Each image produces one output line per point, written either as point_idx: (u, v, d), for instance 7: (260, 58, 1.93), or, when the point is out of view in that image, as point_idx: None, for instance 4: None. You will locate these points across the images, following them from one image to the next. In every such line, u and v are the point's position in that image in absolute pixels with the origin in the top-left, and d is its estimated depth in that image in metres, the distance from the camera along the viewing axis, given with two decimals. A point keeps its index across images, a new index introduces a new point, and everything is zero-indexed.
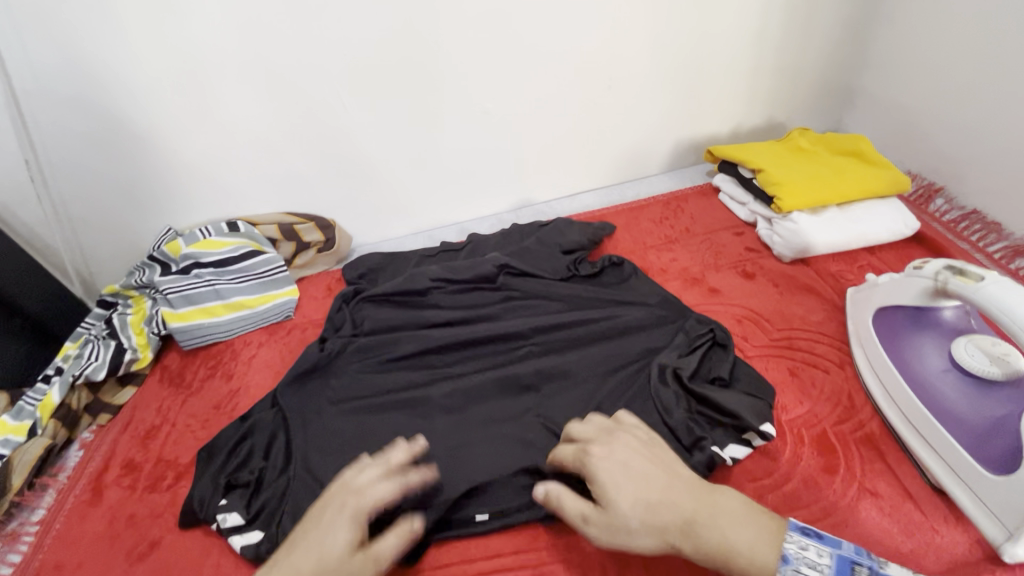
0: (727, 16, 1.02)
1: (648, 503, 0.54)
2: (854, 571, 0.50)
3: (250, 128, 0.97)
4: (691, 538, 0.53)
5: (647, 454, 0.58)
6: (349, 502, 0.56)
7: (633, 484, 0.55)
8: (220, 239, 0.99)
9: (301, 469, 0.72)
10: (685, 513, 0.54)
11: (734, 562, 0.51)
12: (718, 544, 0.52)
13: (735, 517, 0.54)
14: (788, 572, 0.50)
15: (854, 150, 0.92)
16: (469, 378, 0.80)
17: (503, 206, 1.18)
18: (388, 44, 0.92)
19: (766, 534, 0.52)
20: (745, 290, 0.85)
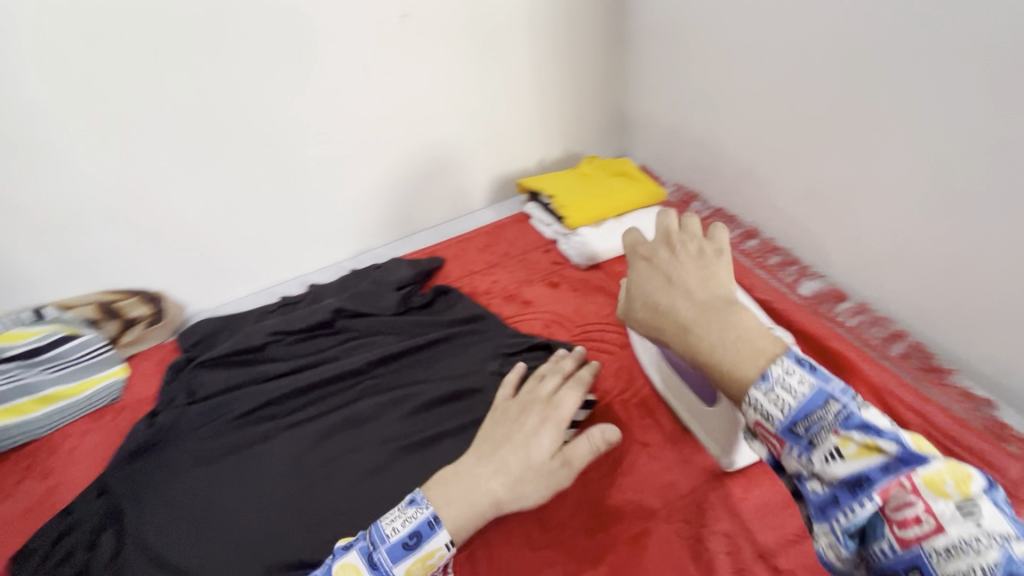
0: (509, 71, 1.19)
1: (654, 297, 0.52)
2: (828, 399, 0.41)
3: (38, 210, 0.93)
4: (684, 339, 0.48)
5: (698, 266, 0.53)
6: (547, 413, 0.69)
7: (652, 290, 0.53)
8: (25, 329, 0.93)
9: (136, 545, 0.71)
10: (694, 313, 0.48)
11: (722, 375, 0.45)
12: (709, 347, 0.46)
13: (750, 343, 0.44)
14: (757, 391, 0.42)
15: (624, 171, 1.13)
16: (311, 420, 0.84)
17: (343, 254, 1.23)
18: (182, 117, 0.95)
19: (752, 355, 0.44)
20: (552, 298, 0.99)
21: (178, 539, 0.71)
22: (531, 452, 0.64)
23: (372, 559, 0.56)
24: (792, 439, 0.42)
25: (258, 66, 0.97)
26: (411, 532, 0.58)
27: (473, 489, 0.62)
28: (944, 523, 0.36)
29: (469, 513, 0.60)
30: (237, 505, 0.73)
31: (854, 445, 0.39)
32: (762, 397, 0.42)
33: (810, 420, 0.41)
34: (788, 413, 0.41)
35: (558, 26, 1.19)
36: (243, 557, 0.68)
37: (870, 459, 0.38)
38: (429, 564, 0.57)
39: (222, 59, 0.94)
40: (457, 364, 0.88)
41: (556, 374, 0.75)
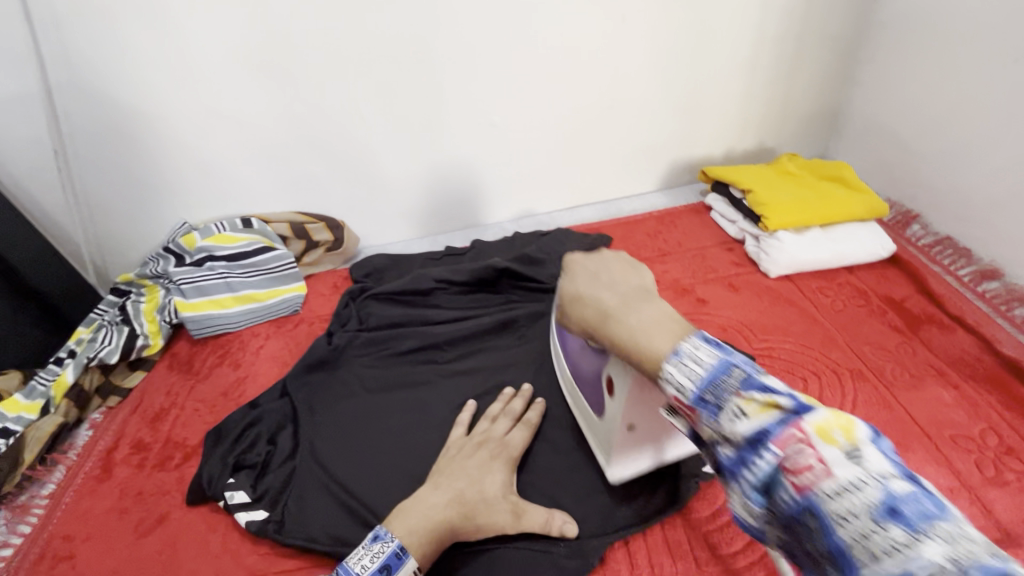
0: (722, 48, 1.10)
1: (578, 293, 0.58)
2: (734, 368, 0.41)
3: (264, 127, 1.01)
4: (603, 327, 0.53)
5: (625, 274, 0.56)
6: (499, 452, 0.68)
7: (579, 284, 0.58)
8: (234, 234, 1.04)
9: (311, 453, 0.76)
10: (612, 303, 0.53)
11: (640, 350, 0.47)
12: (629, 331, 0.49)
13: (665, 322, 0.48)
14: (671, 361, 0.43)
15: (837, 176, 0.99)
16: (469, 374, 0.85)
17: (506, 215, 1.23)
18: (401, 58, 0.98)
19: (676, 334, 0.46)
20: (731, 301, 0.90)
21: (345, 457, 0.75)
22: (486, 487, 0.64)
23: None
24: (703, 405, 0.41)
25: (482, 14, 0.96)
26: (380, 567, 0.55)
27: (470, 504, 0.62)
28: (832, 467, 0.35)
29: (427, 537, 0.59)
30: (398, 439, 0.77)
31: (757, 401, 0.38)
32: (676, 367, 0.43)
33: (726, 377, 0.41)
34: (698, 384, 0.42)
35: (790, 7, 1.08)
36: (405, 492, 0.71)
37: (769, 415, 0.37)
38: None
39: (452, 3, 0.94)
40: None
41: (512, 410, 0.74)
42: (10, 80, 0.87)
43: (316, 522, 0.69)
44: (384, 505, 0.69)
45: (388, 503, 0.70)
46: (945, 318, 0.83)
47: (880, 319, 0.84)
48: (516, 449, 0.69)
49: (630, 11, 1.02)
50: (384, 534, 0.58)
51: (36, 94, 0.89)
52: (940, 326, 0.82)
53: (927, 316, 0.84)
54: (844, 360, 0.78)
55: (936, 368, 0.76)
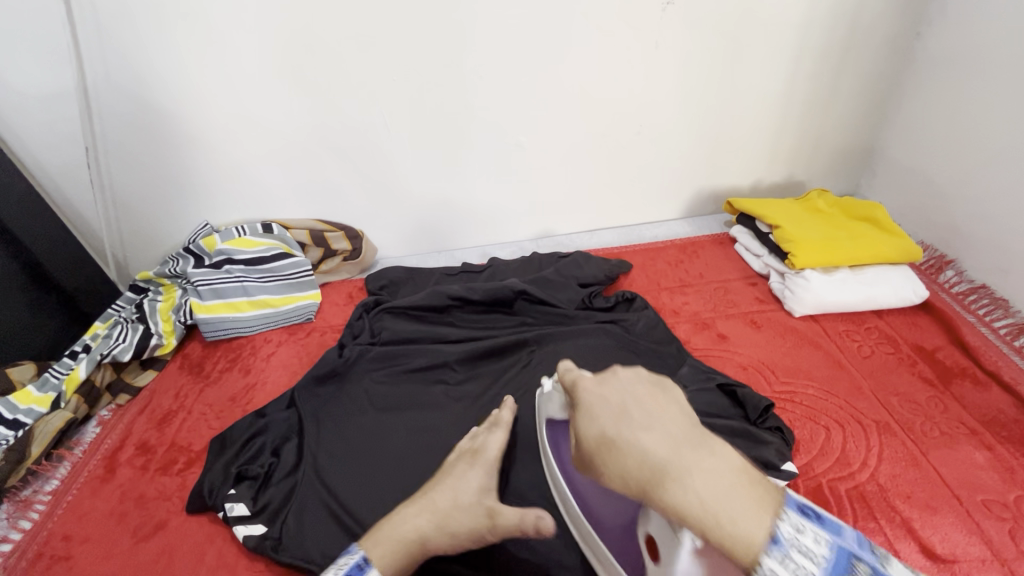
0: (756, 80, 1.09)
1: (619, 449, 0.50)
2: (852, 559, 0.42)
3: (292, 135, 1.01)
4: (671, 499, 0.45)
5: (651, 401, 0.52)
6: (476, 463, 0.66)
7: (603, 423, 0.53)
8: (254, 239, 1.04)
9: (313, 469, 0.75)
10: (662, 454, 0.47)
11: (721, 533, 0.43)
12: (695, 506, 0.44)
13: (732, 498, 0.44)
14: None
15: (869, 217, 0.97)
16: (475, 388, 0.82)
17: (526, 234, 1.23)
18: (432, 75, 0.98)
19: (754, 520, 0.43)
20: (752, 339, 0.87)
21: (348, 476, 0.74)
22: (460, 494, 0.61)
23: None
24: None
25: (516, 34, 0.96)
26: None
27: (446, 511, 0.59)
28: None
29: (398, 549, 0.55)
30: (401, 460, 0.75)
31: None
32: (795, 567, 0.41)
33: (837, 565, 0.42)
34: (818, 574, 0.41)
35: (831, 41, 1.06)
36: None
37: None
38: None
39: (486, 23, 0.93)
40: None
41: (497, 419, 0.72)
42: (50, 77, 0.88)
43: (313, 541, 0.68)
44: None
45: None
46: (979, 373, 0.79)
47: (910, 370, 0.81)
48: (494, 455, 0.68)
49: (666, 37, 1.00)
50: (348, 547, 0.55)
51: (73, 93, 0.91)
52: (974, 381, 0.78)
53: (960, 368, 0.81)
54: (870, 410, 0.75)
55: (968, 426, 0.73)
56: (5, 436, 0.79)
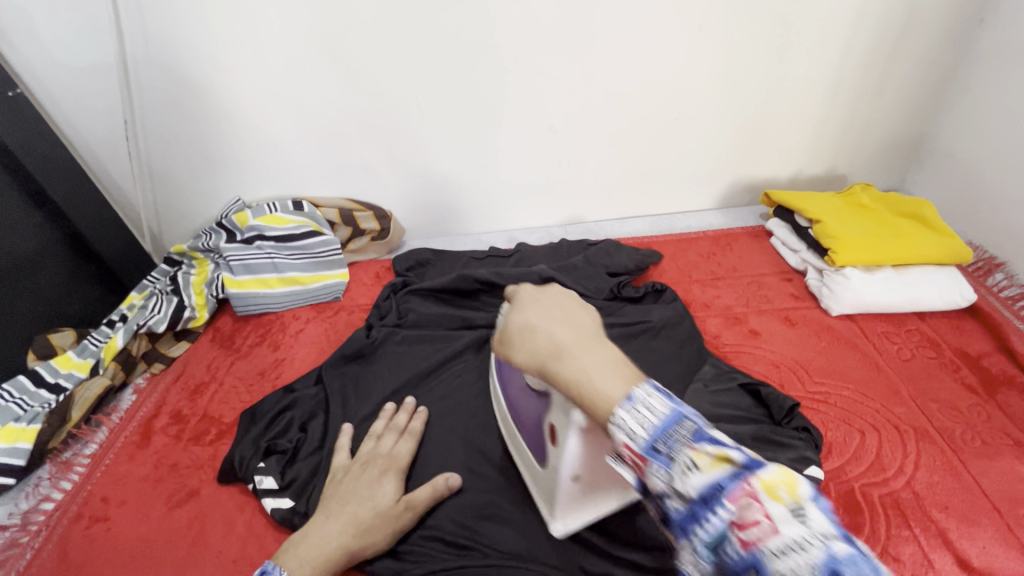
0: (803, 67, 1.04)
1: (529, 330, 0.51)
2: (684, 417, 0.39)
3: (325, 112, 1.01)
4: (553, 365, 0.47)
5: (568, 309, 0.53)
6: (387, 466, 0.67)
7: (531, 316, 0.52)
8: (286, 217, 1.04)
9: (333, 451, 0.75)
10: (566, 338, 0.48)
11: (586, 393, 0.44)
12: (575, 373, 0.45)
13: (606, 359, 0.45)
14: (621, 409, 0.40)
15: (916, 214, 0.93)
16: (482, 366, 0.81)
17: (554, 220, 1.21)
18: (467, 55, 0.96)
19: (622, 381, 0.43)
20: (786, 336, 0.85)
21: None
22: (379, 501, 0.64)
23: None
24: (652, 457, 0.38)
25: (556, 13, 0.93)
26: None
27: (368, 523, 0.62)
28: (779, 524, 0.32)
29: (319, 567, 0.58)
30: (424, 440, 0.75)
31: (709, 456, 0.36)
32: (626, 415, 0.40)
33: (674, 431, 0.38)
34: (650, 432, 0.39)
35: (885, 27, 1.01)
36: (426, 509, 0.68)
37: (719, 471, 0.35)
38: None
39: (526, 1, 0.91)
40: (662, 372, 0.78)
41: (395, 426, 0.73)
42: (92, 49, 0.89)
43: None
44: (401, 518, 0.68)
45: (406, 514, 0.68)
46: None
47: (952, 375, 0.78)
48: (406, 458, 0.69)
49: (711, 19, 0.96)
50: (271, 571, 0.56)
51: (113, 64, 0.92)
52: (1021, 391, 0.75)
53: (1006, 376, 0.77)
54: (907, 416, 0.73)
55: (1012, 436, 0.70)
56: (48, 399, 0.83)
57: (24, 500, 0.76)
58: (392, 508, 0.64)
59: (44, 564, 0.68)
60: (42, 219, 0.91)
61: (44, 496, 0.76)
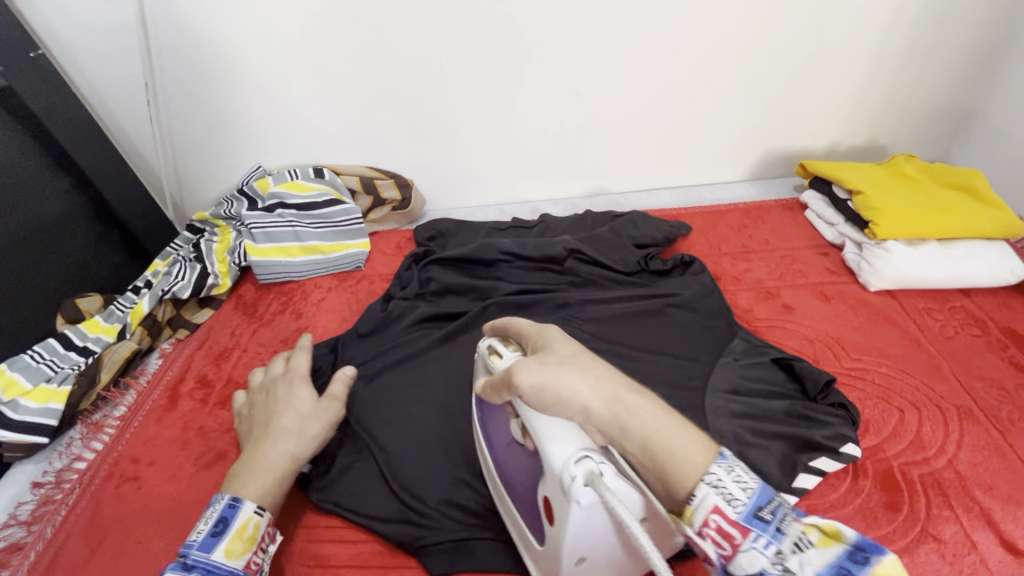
0: (849, 29, 0.98)
1: (628, 415, 0.45)
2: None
3: (347, 76, 0.98)
4: (627, 416, 0.45)
5: (601, 374, 0.47)
6: (289, 379, 0.72)
7: (618, 408, 0.45)
8: (307, 183, 1.03)
9: (349, 429, 0.74)
10: (645, 429, 0.44)
11: (682, 476, 0.42)
12: (678, 465, 0.42)
13: (677, 421, 0.45)
14: (716, 466, 0.42)
15: (966, 186, 0.88)
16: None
17: (578, 191, 1.18)
18: (496, 17, 0.92)
19: (702, 446, 0.44)
20: (821, 311, 0.82)
21: (388, 432, 0.72)
22: (298, 407, 0.68)
23: (183, 566, 0.52)
24: (757, 526, 0.39)
25: None
26: (216, 522, 0.55)
27: (299, 428, 0.66)
28: None
29: (274, 478, 0.61)
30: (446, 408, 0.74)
31: (818, 531, 0.40)
32: (723, 473, 0.41)
33: (772, 505, 0.40)
34: None
35: None
36: (448, 479, 0.68)
37: (832, 550, 0.39)
38: (250, 535, 0.56)
39: None
40: (693, 346, 0.76)
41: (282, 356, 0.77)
42: (113, 8, 0.88)
43: (356, 487, 0.69)
44: (423, 487, 0.67)
45: (429, 481, 0.68)
46: None
47: (999, 354, 0.75)
48: (303, 374, 0.73)
49: None
50: (216, 497, 0.57)
51: (133, 24, 0.90)
52: None
53: None
54: (950, 395, 0.70)
55: None
56: (78, 361, 0.84)
57: (58, 459, 0.78)
58: (312, 409, 0.68)
59: (78, 518, 0.70)
60: (67, 185, 0.92)
61: (76, 456, 0.78)
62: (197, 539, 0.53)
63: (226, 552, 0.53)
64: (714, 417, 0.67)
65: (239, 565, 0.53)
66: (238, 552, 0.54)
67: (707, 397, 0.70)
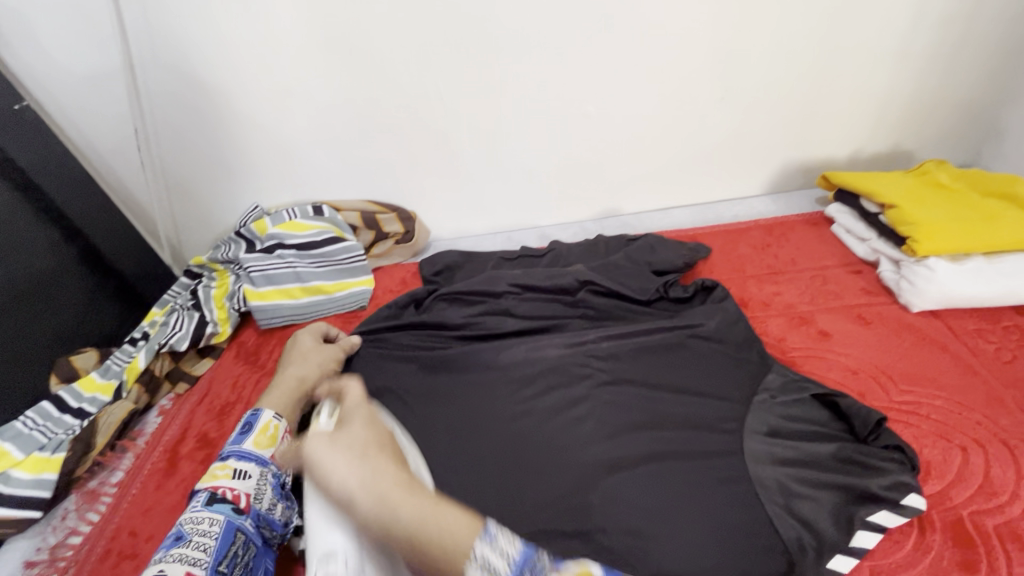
0: (865, 33, 0.94)
1: (344, 491, 0.47)
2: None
3: (345, 112, 0.95)
4: (386, 512, 0.45)
5: (373, 460, 0.49)
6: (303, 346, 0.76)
7: (364, 487, 0.47)
8: (305, 222, 0.99)
9: None
10: (369, 502, 0.46)
11: (427, 552, 0.44)
12: (408, 530, 0.45)
13: (445, 506, 0.46)
14: (482, 544, 0.43)
15: (1008, 193, 0.83)
16: (505, 378, 0.71)
17: (589, 214, 1.13)
18: (497, 44, 0.89)
19: (468, 523, 0.45)
20: (861, 337, 0.76)
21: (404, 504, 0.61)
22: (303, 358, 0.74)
23: (221, 454, 0.61)
24: None
25: None
26: (245, 423, 0.64)
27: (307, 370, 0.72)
28: None
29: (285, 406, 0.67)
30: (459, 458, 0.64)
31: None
32: (488, 551, 0.43)
33: (534, 563, 0.43)
34: None
35: None
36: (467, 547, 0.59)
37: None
38: (275, 434, 0.63)
39: None
40: (726, 382, 0.70)
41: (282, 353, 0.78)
42: (98, 54, 0.85)
43: None
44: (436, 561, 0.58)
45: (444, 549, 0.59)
46: None
47: None
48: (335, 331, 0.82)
49: None
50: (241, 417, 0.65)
51: (121, 70, 0.87)
52: None
53: None
54: (1015, 429, 0.64)
55: None
56: (73, 424, 0.79)
57: (52, 534, 0.73)
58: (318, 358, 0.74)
59: None
60: (58, 236, 0.88)
61: (71, 530, 0.73)
62: (193, 513, 0.55)
63: (254, 444, 0.62)
64: (756, 465, 0.61)
65: (265, 453, 0.61)
66: (264, 445, 0.62)
67: (747, 441, 0.63)
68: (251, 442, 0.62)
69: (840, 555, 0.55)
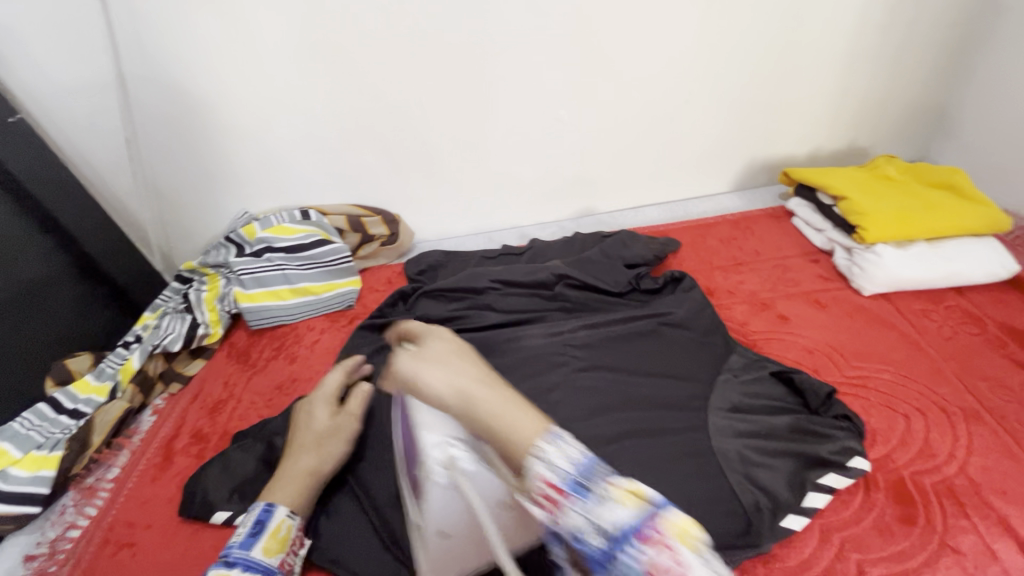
0: (817, 39, 1.00)
1: (433, 396, 0.47)
2: None
3: (329, 120, 0.99)
4: (471, 407, 0.46)
5: (467, 365, 0.50)
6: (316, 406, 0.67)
7: (457, 388, 0.47)
8: (292, 226, 1.02)
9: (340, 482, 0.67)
10: (454, 398, 0.47)
11: (505, 443, 0.44)
12: (485, 425, 0.45)
13: (520, 405, 0.46)
14: (549, 444, 0.42)
15: (948, 183, 0.90)
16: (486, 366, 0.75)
17: (566, 213, 1.18)
18: (473, 54, 0.94)
19: (536, 423, 0.44)
20: (817, 319, 0.82)
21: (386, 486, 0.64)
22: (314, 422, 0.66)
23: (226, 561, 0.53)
24: (577, 491, 0.40)
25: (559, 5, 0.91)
26: (253, 524, 0.58)
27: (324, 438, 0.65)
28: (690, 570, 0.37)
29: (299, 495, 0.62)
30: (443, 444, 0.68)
31: (627, 492, 0.40)
32: (552, 451, 0.41)
33: (595, 472, 0.41)
34: None
35: None
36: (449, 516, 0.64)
37: (638, 508, 0.39)
38: (285, 536, 0.58)
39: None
40: (692, 364, 0.75)
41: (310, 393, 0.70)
42: (89, 68, 0.89)
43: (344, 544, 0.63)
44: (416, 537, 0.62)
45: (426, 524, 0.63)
46: None
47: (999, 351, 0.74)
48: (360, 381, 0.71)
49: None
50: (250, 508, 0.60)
51: (112, 84, 0.91)
52: None
53: None
54: (954, 397, 0.69)
55: None
56: (69, 425, 0.82)
57: (51, 528, 0.75)
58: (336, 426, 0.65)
59: None
60: (52, 244, 0.90)
61: (70, 523, 0.75)
62: None
63: (264, 549, 0.56)
64: (719, 437, 0.65)
65: (274, 563, 0.55)
66: (275, 551, 0.56)
67: (710, 416, 0.68)
68: (260, 546, 0.56)
69: (794, 514, 0.60)
